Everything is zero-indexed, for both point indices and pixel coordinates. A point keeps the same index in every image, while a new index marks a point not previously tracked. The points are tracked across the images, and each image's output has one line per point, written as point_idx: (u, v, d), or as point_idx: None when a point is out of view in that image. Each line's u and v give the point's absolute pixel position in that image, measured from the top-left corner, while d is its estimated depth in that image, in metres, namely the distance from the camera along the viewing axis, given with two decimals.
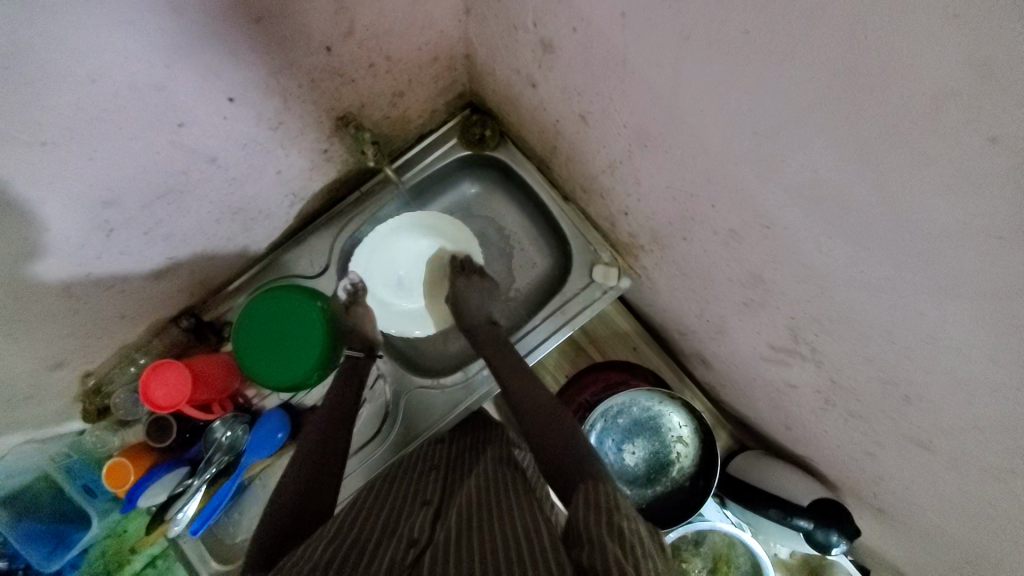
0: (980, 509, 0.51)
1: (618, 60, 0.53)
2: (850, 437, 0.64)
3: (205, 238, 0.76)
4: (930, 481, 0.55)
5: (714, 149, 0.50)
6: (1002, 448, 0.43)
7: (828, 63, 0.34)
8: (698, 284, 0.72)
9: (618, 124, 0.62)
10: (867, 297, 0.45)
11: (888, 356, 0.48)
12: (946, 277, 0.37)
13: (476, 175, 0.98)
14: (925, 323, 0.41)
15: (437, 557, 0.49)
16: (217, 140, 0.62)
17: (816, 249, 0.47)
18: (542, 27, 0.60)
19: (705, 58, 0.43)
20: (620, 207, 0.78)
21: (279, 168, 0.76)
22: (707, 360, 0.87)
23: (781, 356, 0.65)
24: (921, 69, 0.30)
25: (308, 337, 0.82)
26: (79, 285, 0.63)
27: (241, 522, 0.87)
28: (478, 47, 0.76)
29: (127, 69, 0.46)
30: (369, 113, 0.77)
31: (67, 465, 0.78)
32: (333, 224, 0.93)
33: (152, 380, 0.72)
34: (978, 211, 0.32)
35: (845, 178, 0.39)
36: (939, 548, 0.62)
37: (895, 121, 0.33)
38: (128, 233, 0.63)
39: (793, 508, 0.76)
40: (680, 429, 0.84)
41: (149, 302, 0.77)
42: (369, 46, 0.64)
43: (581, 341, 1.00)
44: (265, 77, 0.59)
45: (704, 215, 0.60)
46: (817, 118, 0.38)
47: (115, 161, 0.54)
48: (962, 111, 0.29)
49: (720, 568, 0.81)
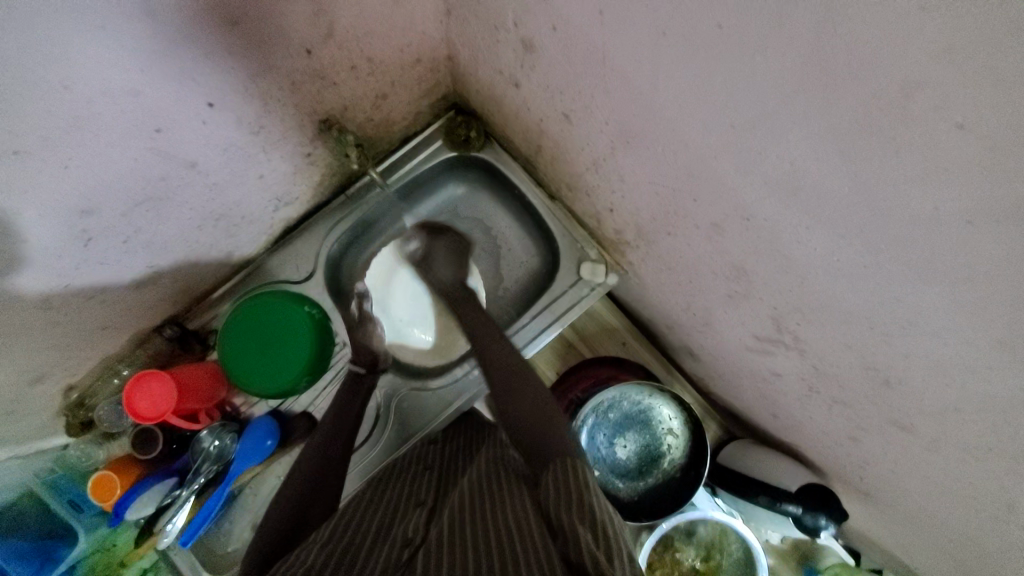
0: (961, 488, 0.52)
1: (598, 58, 0.54)
2: (835, 423, 0.66)
3: (187, 245, 0.74)
4: (913, 462, 0.57)
5: (695, 145, 0.51)
6: (980, 428, 0.45)
7: (804, 58, 0.35)
8: (684, 278, 0.73)
9: (600, 122, 0.63)
10: (847, 285, 0.46)
11: (870, 342, 0.49)
12: (919, 263, 0.38)
13: (460, 175, 0.97)
14: (904, 309, 0.42)
15: (429, 557, 0.50)
16: (196, 145, 0.61)
17: (796, 240, 0.48)
18: (523, 26, 0.61)
19: (684, 55, 0.43)
20: (604, 203, 0.79)
21: (261, 173, 0.75)
22: (694, 352, 0.89)
23: (766, 346, 0.67)
24: (893, 63, 0.30)
25: (295, 342, 0.81)
26: (59, 296, 0.61)
27: (232, 532, 0.87)
28: (459, 48, 0.76)
29: (101, 75, 0.45)
30: (351, 116, 0.77)
31: (51, 480, 0.77)
32: (317, 229, 0.92)
33: (135, 392, 0.70)
34: (948, 199, 0.33)
35: (825, 172, 0.39)
36: (924, 526, 0.63)
37: (868, 113, 0.33)
38: (106, 241, 0.62)
39: (781, 494, 0.77)
40: (670, 421, 0.84)
41: (129, 313, 0.75)
42: (349, 49, 0.64)
43: (569, 338, 1.01)
44: (244, 81, 0.59)
45: (688, 210, 0.60)
46: (794, 115, 0.38)
47: (92, 169, 0.53)
48: (933, 103, 0.30)
49: (713, 556, 0.83)
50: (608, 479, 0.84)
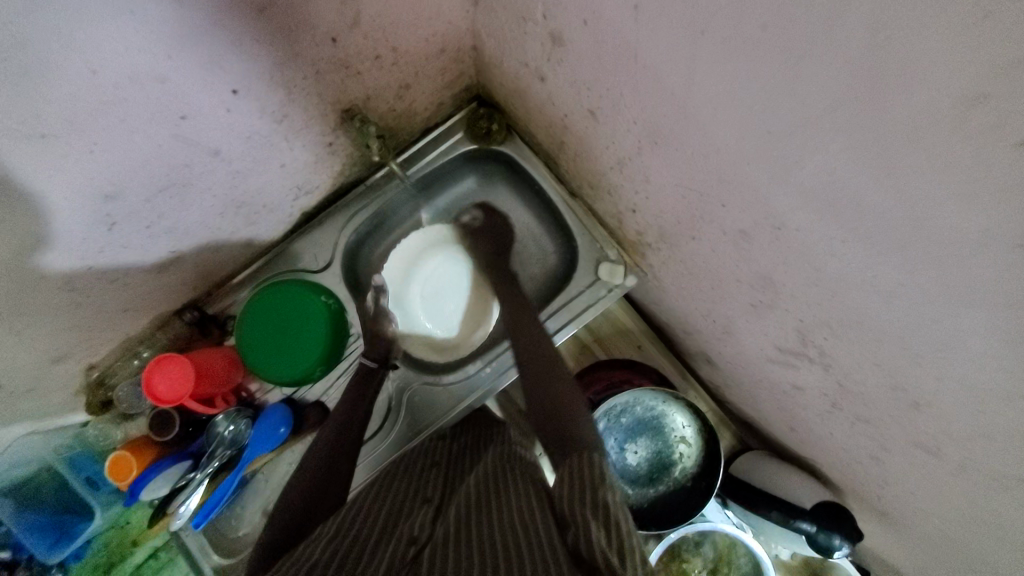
0: (987, 516, 0.50)
1: (629, 54, 0.52)
2: (856, 440, 0.64)
3: (209, 230, 0.75)
4: (937, 486, 0.54)
5: (727, 148, 0.49)
6: (1014, 458, 0.43)
7: (851, 61, 0.33)
8: (706, 284, 0.72)
9: (628, 120, 0.61)
10: (880, 301, 0.44)
11: (899, 361, 0.47)
12: (959, 283, 0.36)
13: (480, 169, 0.96)
14: (940, 329, 0.40)
15: (436, 555, 0.49)
16: (220, 133, 0.61)
17: (827, 252, 0.46)
18: (552, 19, 0.59)
19: (721, 53, 0.42)
20: (627, 204, 0.77)
21: (283, 162, 0.75)
22: (712, 359, 0.87)
23: (789, 358, 0.65)
24: (946, 72, 0.29)
25: (310, 333, 0.82)
26: (82, 278, 0.62)
27: (243, 517, 0.88)
28: (485, 39, 0.75)
29: (128, 61, 0.45)
30: (374, 106, 0.76)
31: (69, 457, 0.78)
32: (337, 218, 0.92)
33: (155, 374, 0.71)
34: (998, 219, 0.31)
35: (864, 181, 0.38)
36: (945, 552, 0.61)
37: (916, 122, 0.32)
38: (129, 226, 0.62)
39: (796, 510, 0.75)
40: (683, 429, 0.83)
41: (151, 296, 0.76)
42: (374, 38, 0.63)
43: (584, 338, 0.99)
44: (268, 69, 0.58)
45: (714, 215, 0.59)
46: (836, 120, 0.37)
47: (117, 154, 0.53)
48: (989, 116, 0.28)
49: (721, 568, 0.82)
50: (617, 484, 0.83)
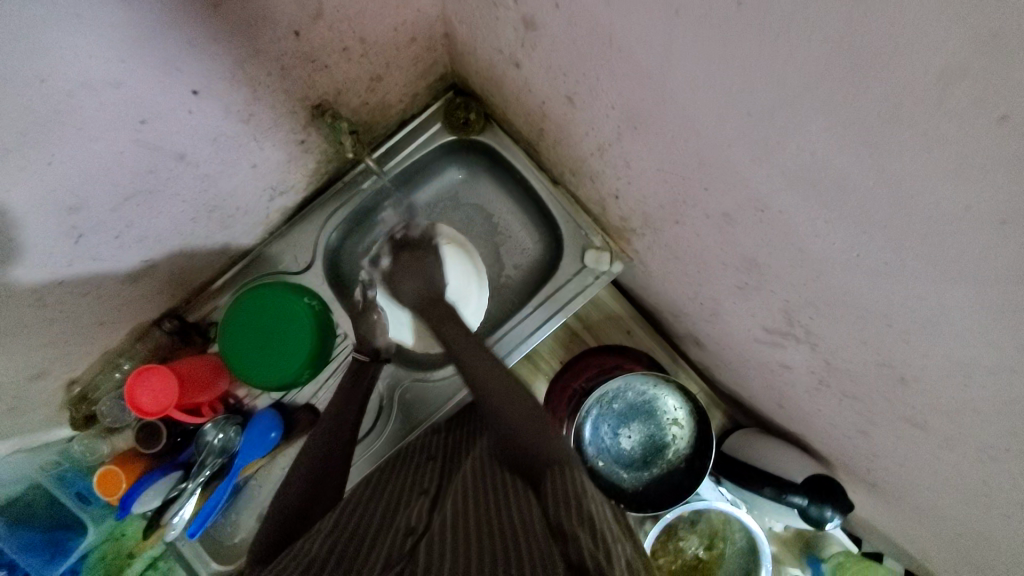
0: (974, 486, 0.51)
1: (604, 39, 0.51)
2: (845, 416, 0.64)
3: (182, 236, 0.73)
4: (924, 457, 0.55)
5: (709, 133, 0.48)
6: (998, 428, 0.43)
7: (830, 39, 0.32)
8: (692, 268, 0.71)
9: (606, 106, 0.60)
10: (865, 281, 0.44)
11: (885, 338, 0.47)
12: (942, 259, 0.36)
13: (461, 161, 0.95)
14: (924, 307, 0.40)
15: (432, 545, 0.48)
16: (185, 136, 0.59)
17: (813, 234, 0.45)
18: (523, 4, 0.57)
19: (697, 35, 0.41)
20: (610, 190, 0.76)
21: (254, 162, 0.73)
22: (701, 341, 0.87)
23: (777, 338, 0.65)
24: (927, 50, 0.28)
25: (294, 334, 0.80)
26: (52, 293, 0.60)
27: (239, 522, 0.88)
28: (457, 27, 0.73)
29: (78, 66, 0.43)
30: (345, 101, 0.74)
31: (58, 473, 0.76)
32: (316, 217, 0.90)
33: (137, 386, 0.70)
34: (979, 196, 0.30)
35: (846, 162, 0.37)
36: (934, 520, 0.62)
37: (899, 103, 0.31)
38: (97, 237, 0.60)
39: (788, 486, 0.76)
40: (675, 411, 0.83)
41: (128, 307, 0.74)
42: (340, 29, 0.61)
43: (574, 326, 0.99)
44: (230, 67, 0.56)
45: (697, 198, 0.58)
46: (817, 101, 0.36)
47: (78, 163, 0.51)
48: (970, 92, 0.27)
49: (716, 544, 0.83)
50: (612, 469, 0.83)
